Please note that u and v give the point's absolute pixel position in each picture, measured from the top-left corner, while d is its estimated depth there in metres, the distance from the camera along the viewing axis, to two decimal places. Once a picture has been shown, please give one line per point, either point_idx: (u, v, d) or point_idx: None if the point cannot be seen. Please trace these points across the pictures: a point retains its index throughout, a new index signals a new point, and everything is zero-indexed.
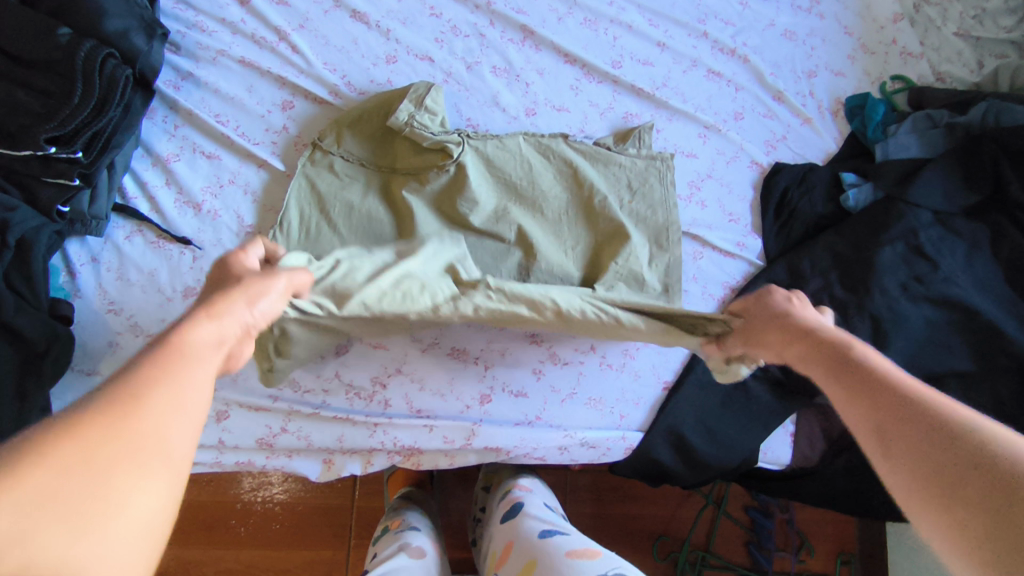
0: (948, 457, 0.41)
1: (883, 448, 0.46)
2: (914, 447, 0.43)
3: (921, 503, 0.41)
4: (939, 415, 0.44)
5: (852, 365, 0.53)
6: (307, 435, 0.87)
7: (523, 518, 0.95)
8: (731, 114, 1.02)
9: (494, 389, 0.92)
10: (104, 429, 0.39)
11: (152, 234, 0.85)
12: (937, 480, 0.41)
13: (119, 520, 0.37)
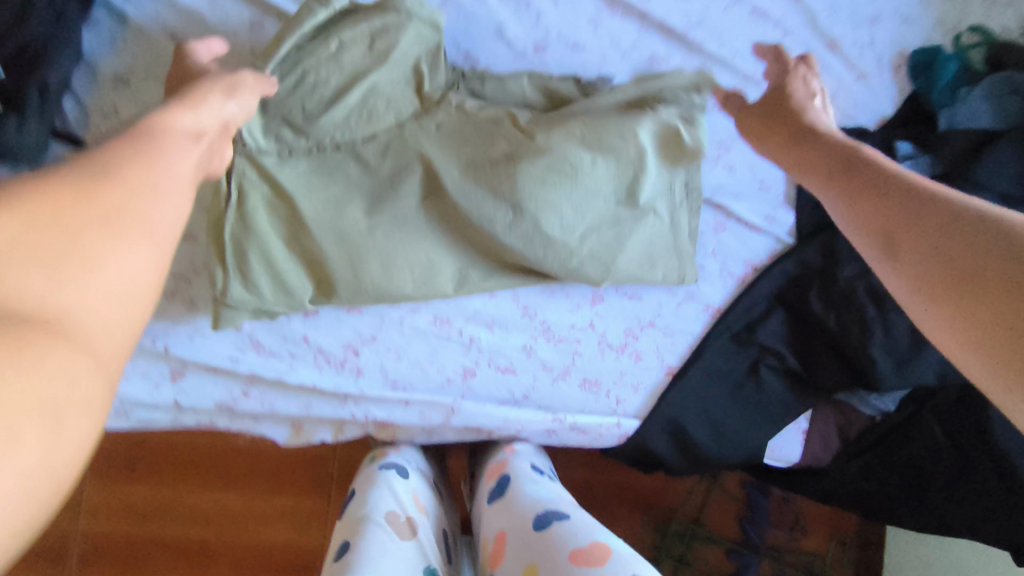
0: (969, 245, 0.42)
1: (893, 253, 0.47)
2: (928, 243, 0.44)
3: (932, 300, 0.43)
4: (953, 208, 0.45)
5: (856, 174, 0.55)
6: (271, 402, 0.80)
7: (518, 500, 0.76)
8: None
9: (479, 363, 0.83)
10: (80, 187, 0.37)
11: None
12: (953, 273, 0.42)
13: (95, 278, 0.34)
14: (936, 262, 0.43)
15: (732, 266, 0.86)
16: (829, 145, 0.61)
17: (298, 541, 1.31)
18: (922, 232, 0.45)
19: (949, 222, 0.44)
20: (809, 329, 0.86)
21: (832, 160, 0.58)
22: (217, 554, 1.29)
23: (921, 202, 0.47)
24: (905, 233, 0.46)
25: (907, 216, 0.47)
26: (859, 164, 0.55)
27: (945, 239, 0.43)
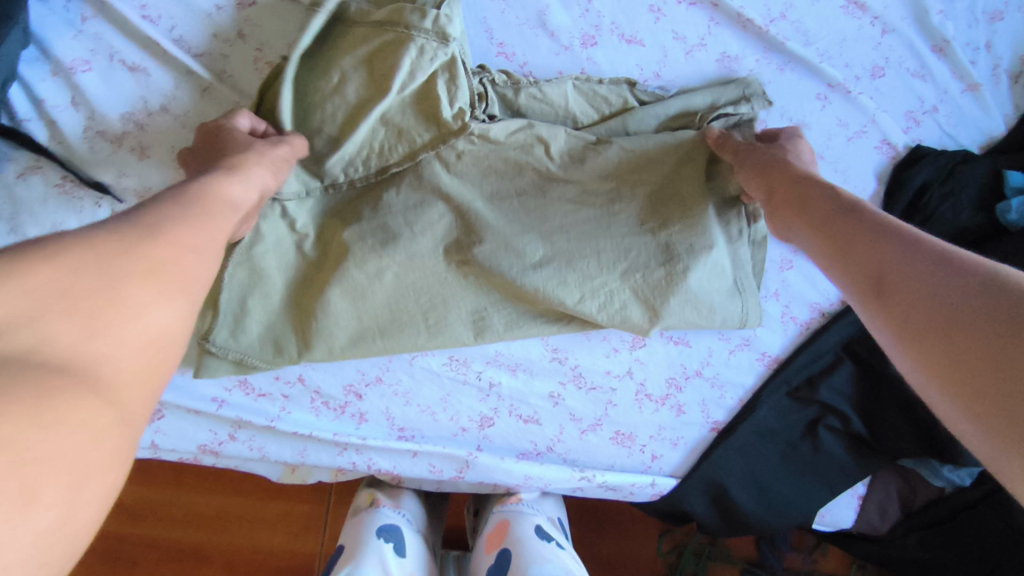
0: (963, 298, 0.31)
1: (879, 303, 0.36)
2: (915, 294, 0.33)
3: (918, 364, 0.32)
4: (953, 259, 0.33)
5: (846, 214, 0.43)
6: (261, 447, 0.71)
7: None
8: (869, 68, 0.73)
9: (498, 411, 0.72)
10: (134, 233, 0.33)
11: (56, 176, 0.62)
12: (944, 332, 0.31)
13: (135, 329, 0.31)
14: (942, 329, 0.31)
15: (796, 310, 0.74)
16: (817, 185, 0.48)
17: (295, 546, 1.25)
18: (926, 284, 0.33)
19: (967, 281, 0.31)
20: (876, 385, 0.75)
21: (823, 195, 0.46)
22: (212, 557, 1.23)
23: (926, 251, 0.35)
24: (902, 291, 0.34)
25: (907, 265, 0.35)
26: (853, 206, 0.43)
27: (960, 298, 0.31)
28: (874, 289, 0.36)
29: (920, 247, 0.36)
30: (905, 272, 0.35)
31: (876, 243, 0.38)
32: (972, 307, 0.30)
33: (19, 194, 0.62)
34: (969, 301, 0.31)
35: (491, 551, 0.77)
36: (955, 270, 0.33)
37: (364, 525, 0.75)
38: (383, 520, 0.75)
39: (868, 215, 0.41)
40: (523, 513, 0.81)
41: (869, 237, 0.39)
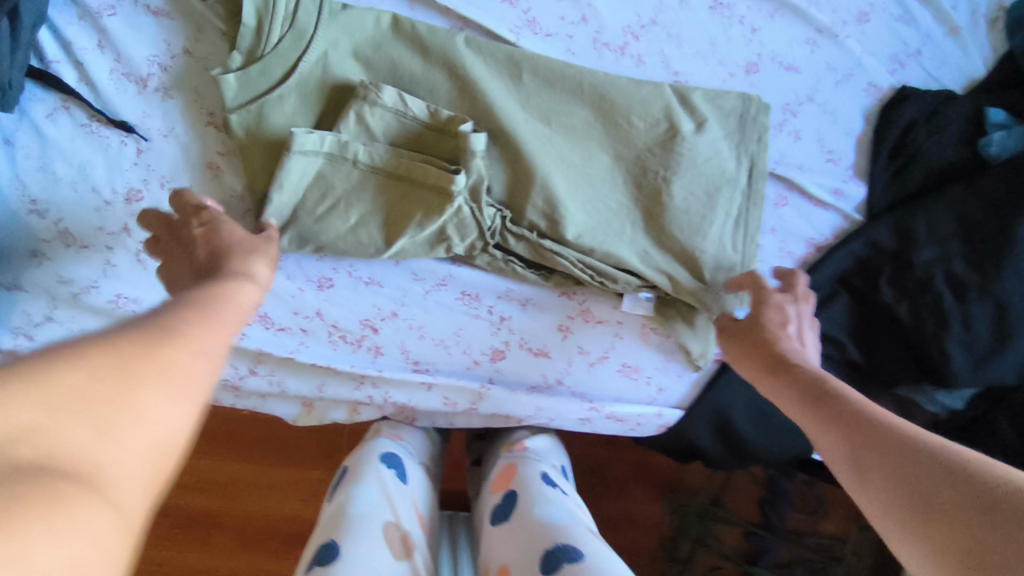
0: (935, 484, 0.39)
1: (859, 475, 0.44)
2: (892, 474, 0.42)
3: (904, 530, 0.40)
4: (910, 440, 0.43)
5: (822, 398, 0.51)
6: (281, 381, 0.74)
7: (528, 513, 0.68)
8: (854, 15, 0.77)
9: (509, 345, 0.75)
10: (145, 346, 0.38)
11: (83, 115, 0.65)
12: (925, 511, 0.39)
13: (139, 435, 0.35)
14: (922, 513, 0.39)
15: (793, 247, 0.77)
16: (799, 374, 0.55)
17: (305, 512, 1.26)
18: (899, 474, 0.41)
19: (920, 464, 0.41)
20: (874, 315, 0.78)
21: (801, 378, 0.55)
22: (223, 522, 1.25)
23: (898, 438, 0.44)
24: (878, 482, 0.43)
25: (879, 458, 0.43)
26: (811, 383, 0.54)
27: (926, 486, 0.39)
28: (853, 468, 0.45)
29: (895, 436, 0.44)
30: (862, 448, 0.45)
31: (856, 428, 0.47)
32: (946, 502, 0.38)
33: (53, 132, 0.65)
34: (931, 487, 0.39)
35: (496, 491, 0.78)
36: (903, 451, 0.42)
37: (371, 446, 0.81)
38: (387, 447, 0.82)
39: (792, 364, 0.57)
40: (529, 458, 0.82)
41: (846, 424, 0.48)
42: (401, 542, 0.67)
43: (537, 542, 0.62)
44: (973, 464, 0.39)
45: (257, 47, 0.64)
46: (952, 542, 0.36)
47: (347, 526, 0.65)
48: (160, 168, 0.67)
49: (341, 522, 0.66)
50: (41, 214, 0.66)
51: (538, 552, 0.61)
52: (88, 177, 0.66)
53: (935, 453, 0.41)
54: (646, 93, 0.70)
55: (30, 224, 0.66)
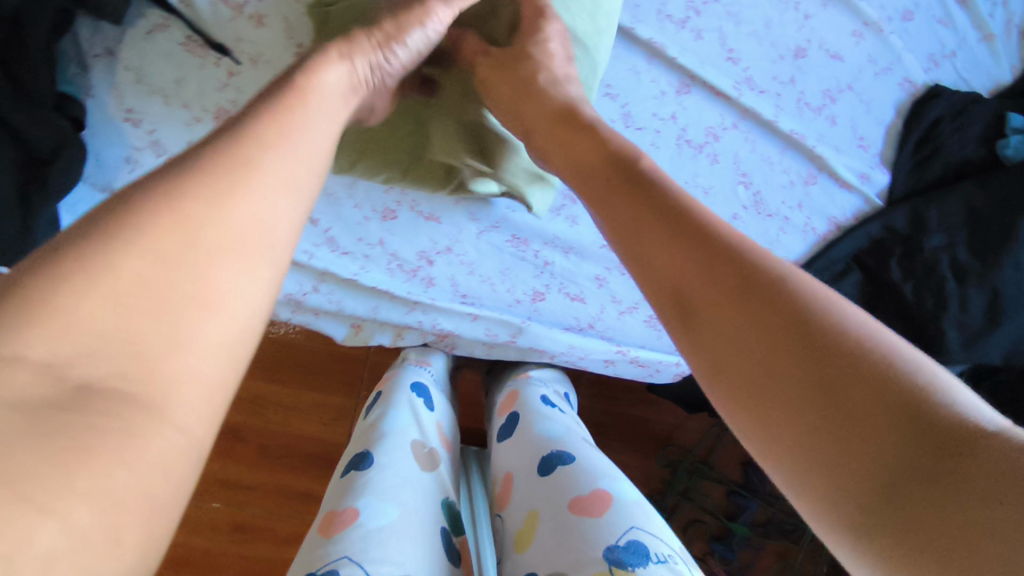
0: (778, 363, 0.38)
1: (696, 325, 0.43)
2: (731, 344, 0.41)
3: (736, 397, 0.40)
4: (763, 305, 0.40)
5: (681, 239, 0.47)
6: (340, 301, 0.80)
7: (527, 432, 0.75)
8: (900, 12, 0.82)
9: (550, 288, 0.82)
10: (199, 230, 0.36)
11: (180, 33, 0.68)
12: (762, 384, 0.39)
13: (208, 339, 0.34)
14: (761, 389, 0.38)
15: (817, 223, 0.84)
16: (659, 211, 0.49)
17: (323, 433, 1.34)
18: (734, 328, 0.41)
19: (769, 343, 0.39)
20: (881, 292, 0.83)
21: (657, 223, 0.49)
22: (246, 437, 1.30)
23: (750, 302, 0.41)
24: (714, 344, 0.42)
25: (713, 305, 0.42)
26: (648, 199, 0.50)
27: (768, 363, 0.38)
28: (681, 316, 0.44)
29: (743, 278, 0.42)
30: (695, 294, 0.44)
31: (712, 286, 0.43)
32: (781, 370, 0.38)
33: (149, 49, 0.68)
34: (786, 381, 0.37)
35: (502, 413, 0.85)
36: (751, 318, 0.40)
37: (401, 376, 0.88)
38: (416, 377, 0.89)
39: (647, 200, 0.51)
40: (529, 383, 0.89)
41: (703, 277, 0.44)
42: (429, 457, 0.74)
43: (536, 454, 0.69)
44: (818, 340, 0.38)
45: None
46: (787, 422, 0.37)
47: (371, 439, 0.73)
48: (247, 92, 0.72)
49: (366, 437, 0.74)
50: (136, 124, 0.71)
51: (536, 462, 0.68)
52: (183, 94, 0.71)
53: (782, 327, 0.39)
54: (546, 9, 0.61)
55: (125, 131, 0.71)
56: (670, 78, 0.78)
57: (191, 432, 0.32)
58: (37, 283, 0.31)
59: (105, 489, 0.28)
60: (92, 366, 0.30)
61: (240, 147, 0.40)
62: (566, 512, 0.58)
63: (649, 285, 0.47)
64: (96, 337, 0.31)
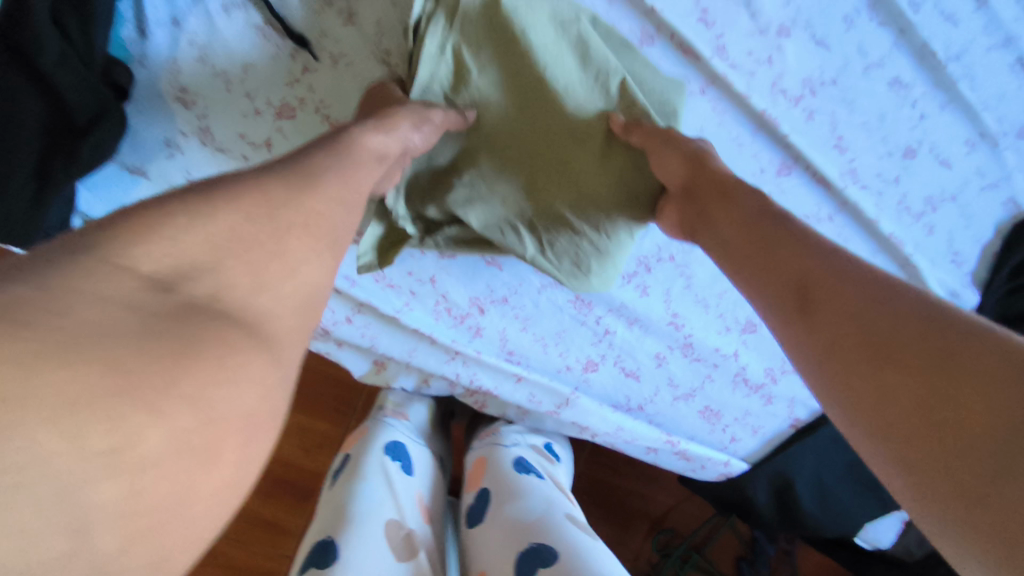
0: (897, 336, 0.35)
1: (805, 312, 0.41)
2: (842, 320, 0.38)
3: (843, 372, 0.37)
4: (882, 293, 0.38)
5: (803, 246, 0.45)
6: (373, 337, 0.71)
7: (502, 512, 0.62)
8: (1017, 129, 0.76)
9: (605, 359, 0.74)
10: (289, 193, 0.36)
11: (258, 17, 0.60)
12: (875, 356, 0.35)
13: (290, 285, 0.34)
14: (873, 362, 0.35)
15: None
16: (787, 227, 0.47)
17: (302, 462, 1.16)
18: (850, 312, 0.38)
19: (893, 323, 0.36)
20: None
21: (777, 228, 0.47)
22: None
23: (877, 292, 0.38)
24: (824, 324, 0.39)
25: (832, 292, 0.40)
26: (773, 208, 0.50)
27: (888, 337, 0.35)
28: (797, 308, 0.42)
29: (860, 276, 0.40)
30: (812, 281, 0.42)
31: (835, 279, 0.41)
32: (887, 344, 0.35)
33: (223, 29, 0.60)
34: (901, 346, 0.35)
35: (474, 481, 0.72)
36: (878, 302, 0.38)
37: (377, 432, 0.73)
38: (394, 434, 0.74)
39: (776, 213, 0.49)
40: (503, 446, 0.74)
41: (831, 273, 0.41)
42: (406, 543, 0.59)
43: (519, 543, 0.56)
44: (950, 322, 0.34)
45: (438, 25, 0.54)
46: (896, 397, 0.33)
47: (324, 519, 0.59)
48: (320, 92, 0.64)
49: (328, 512, 0.60)
50: (187, 106, 0.63)
51: (519, 553, 0.55)
52: (246, 82, 0.63)
53: (907, 306, 0.36)
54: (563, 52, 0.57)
55: (173, 111, 0.63)
56: (774, 156, 0.75)
57: (281, 370, 0.31)
58: (67, 249, 0.27)
59: (201, 405, 0.26)
60: (195, 283, 0.30)
61: (305, 169, 0.38)
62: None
63: (772, 293, 0.45)
64: (198, 263, 0.30)
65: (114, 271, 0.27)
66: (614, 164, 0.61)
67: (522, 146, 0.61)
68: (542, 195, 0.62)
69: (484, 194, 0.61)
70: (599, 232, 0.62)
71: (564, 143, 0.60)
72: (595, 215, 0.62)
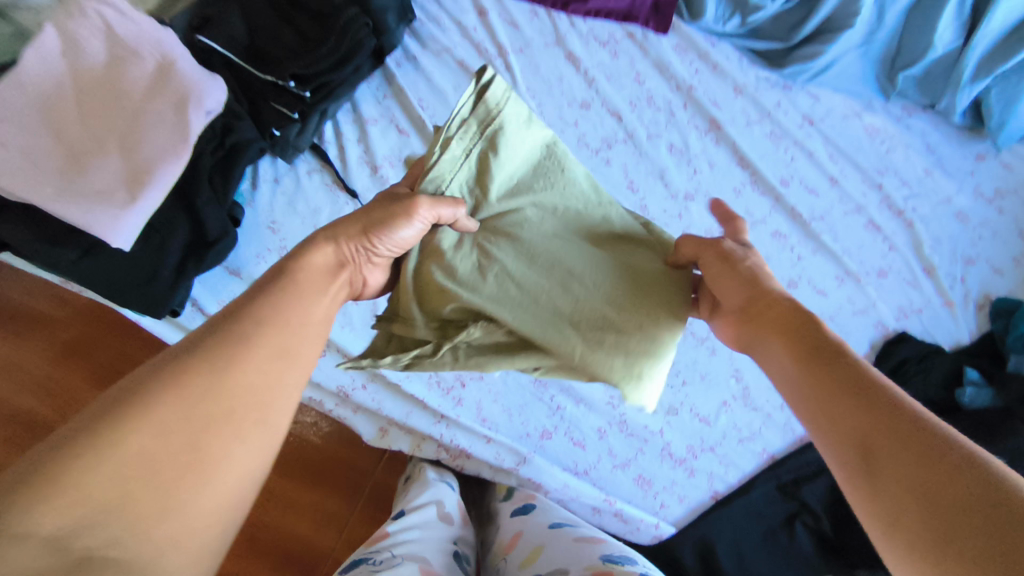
0: (972, 524, 0.34)
1: (869, 476, 0.39)
2: (905, 489, 0.37)
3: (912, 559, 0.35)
4: (955, 464, 0.36)
5: (854, 384, 0.43)
6: (380, 401, 0.95)
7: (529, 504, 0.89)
8: (876, 270, 1.02)
9: (557, 429, 0.95)
10: (198, 410, 0.42)
11: (330, 179, 0.94)
12: (948, 544, 0.34)
13: (207, 488, 0.41)
14: (955, 552, 0.33)
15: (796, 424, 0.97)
16: (858, 376, 0.44)
17: (314, 538, 1.18)
18: (911, 486, 0.37)
19: (975, 501, 0.34)
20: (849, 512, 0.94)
21: (836, 368, 0.45)
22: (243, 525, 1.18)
23: (946, 456, 0.37)
24: (893, 488, 0.38)
25: (898, 463, 0.38)
26: (829, 343, 0.47)
27: (966, 518, 0.34)
28: (860, 465, 0.40)
29: (923, 434, 0.39)
30: (875, 448, 0.40)
31: (895, 432, 0.39)
32: (966, 525, 0.34)
33: (309, 185, 0.94)
34: (975, 530, 0.33)
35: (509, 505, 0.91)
36: (947, 471, 0.36)
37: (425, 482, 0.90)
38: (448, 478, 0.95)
39: (835, 351, 0.46)
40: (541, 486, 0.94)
41: (893, 421, 0.40)
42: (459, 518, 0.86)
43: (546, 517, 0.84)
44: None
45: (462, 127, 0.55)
46: None
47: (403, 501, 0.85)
48: None
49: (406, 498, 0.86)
50: (274, 231, 0.92)
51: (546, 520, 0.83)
52: (315, 217, 0.93)
53: (986, 482, 0.35)
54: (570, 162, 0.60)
55: (263, 235, 0.93)
56: None
57: None
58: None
59: None
60: (102, 526, 0.37)
61: (216, 370, 0.43)
62: (571, 542, 0.76)
63: (836, 445, 0.42)
64: (104, 504, 0.37)
65: (25, 538, 0.34)
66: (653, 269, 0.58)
67: (550, 249, 0.56)
68: (581, 297, 0.55)
69: (509, 298, 0.54)
70: (646, 338, 0.54)
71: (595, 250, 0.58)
72: (638, 315, 0.54)
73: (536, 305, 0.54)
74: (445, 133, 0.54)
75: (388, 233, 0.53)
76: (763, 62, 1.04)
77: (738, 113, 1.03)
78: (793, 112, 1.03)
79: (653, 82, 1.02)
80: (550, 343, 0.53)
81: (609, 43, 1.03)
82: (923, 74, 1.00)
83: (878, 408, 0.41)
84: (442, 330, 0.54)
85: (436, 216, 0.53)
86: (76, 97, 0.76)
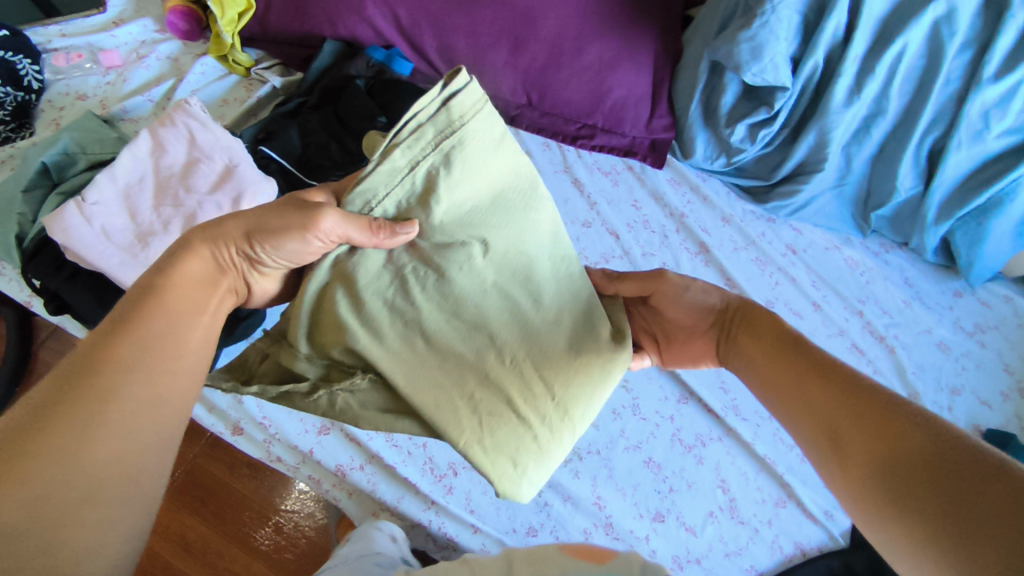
0: (898, 442, 0.50)
1: (829, 434, 0.56)
2: (853, 433, 0.54)
3: (872, 483, 0.52)
4: (878, 401, 0.54)
5: (810, 367, 0.60)
6: (375, 483, 0.97)
7: None
8: None
9: (543, 526, 0.95)
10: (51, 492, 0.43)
11: None
12: (889, 461, 0.50)
13: None
14: (887, 466, 0.50)
15: (784, 542, 0.96)
16: (803, 359, 0.62)
17: None
18: (857, 432, 0.53)
19: (897, 428, 0.51)
20: None
21: (791, 358, 0.63)
22: None
23: (870, 397, 0.54)
24: (845, 438, 0.54)
25: (859, 433, 0.53)
26: (790, 336, 0.65)
27: (892, 442, 0.51)
28: (825, 432, 0.57)
29: (851, 387, 0.56)
30: (838, 425, 0.55)
31: (838, 397, 0.56)
32: (897, 445, 0.50)
33: None
34: (901, 447, 0.50)
35: None
36: (875, 412, 0.53)
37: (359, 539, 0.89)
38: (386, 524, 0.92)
39: (791, 340, 0.65)
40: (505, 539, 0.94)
41: (835, 385, 0.57)
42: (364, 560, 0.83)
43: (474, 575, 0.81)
44: (930, 423, 0.50)
45: (411, 142, 0.59)
46: (913, 491, 0.48)
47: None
48: None
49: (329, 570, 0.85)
50: None
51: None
52: None
53: (897, 408, 0.52)
54: (519, 224, 0.66)
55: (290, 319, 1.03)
56: (675, 389, 1.04)
57: None
58: None
59: None
60: None
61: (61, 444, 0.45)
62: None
63: (806, 425, 0.59)
64: None
65: None
66: (587, 348, 0.67)
67: (480, 307, 0.64)
68: (491, 375, 0.64)
69: (409, 359, 0.62)
70: (545, 425, 0.64)
71: (527, 314, 0.66)
72: (537, 390, 0.65)
73: (434, 374, 0.63)
74: (392, 141, 0.58)
75: (275, 243, 0.61)
76: (748, 197, 1.17)
77: (726, 240, 1.14)
78: (778, 242, 1.15)
79: (650, 209, 1.15)
80: (439, 416, 0.62)
81: (611, 173, 1.18)
82: (893, 216, 1.11)
83: (819, 381, 0.59)
84: (327, 369, 0.63)
85: (343, 236, 0.59)
86: (153, 189, 0.91)
